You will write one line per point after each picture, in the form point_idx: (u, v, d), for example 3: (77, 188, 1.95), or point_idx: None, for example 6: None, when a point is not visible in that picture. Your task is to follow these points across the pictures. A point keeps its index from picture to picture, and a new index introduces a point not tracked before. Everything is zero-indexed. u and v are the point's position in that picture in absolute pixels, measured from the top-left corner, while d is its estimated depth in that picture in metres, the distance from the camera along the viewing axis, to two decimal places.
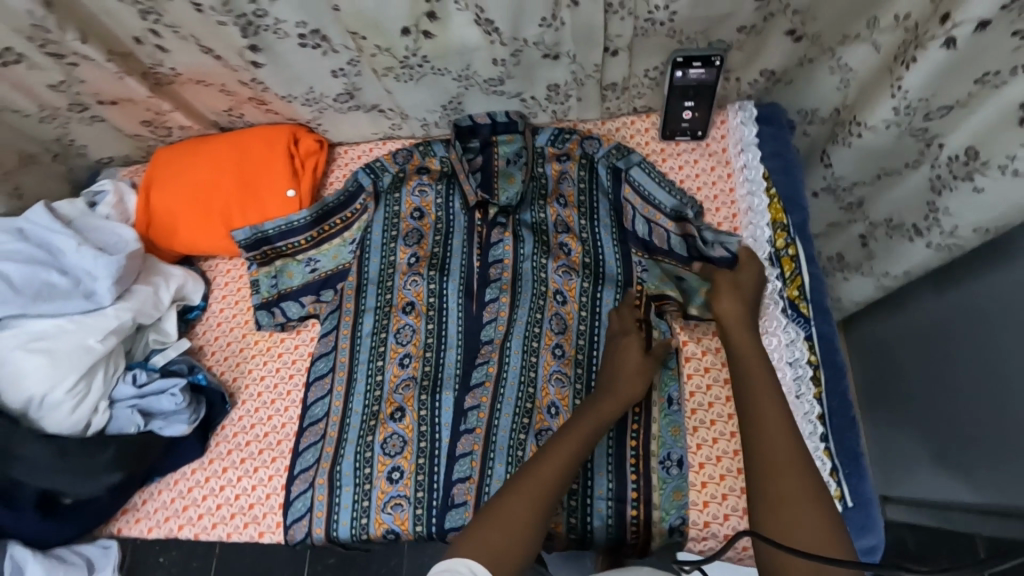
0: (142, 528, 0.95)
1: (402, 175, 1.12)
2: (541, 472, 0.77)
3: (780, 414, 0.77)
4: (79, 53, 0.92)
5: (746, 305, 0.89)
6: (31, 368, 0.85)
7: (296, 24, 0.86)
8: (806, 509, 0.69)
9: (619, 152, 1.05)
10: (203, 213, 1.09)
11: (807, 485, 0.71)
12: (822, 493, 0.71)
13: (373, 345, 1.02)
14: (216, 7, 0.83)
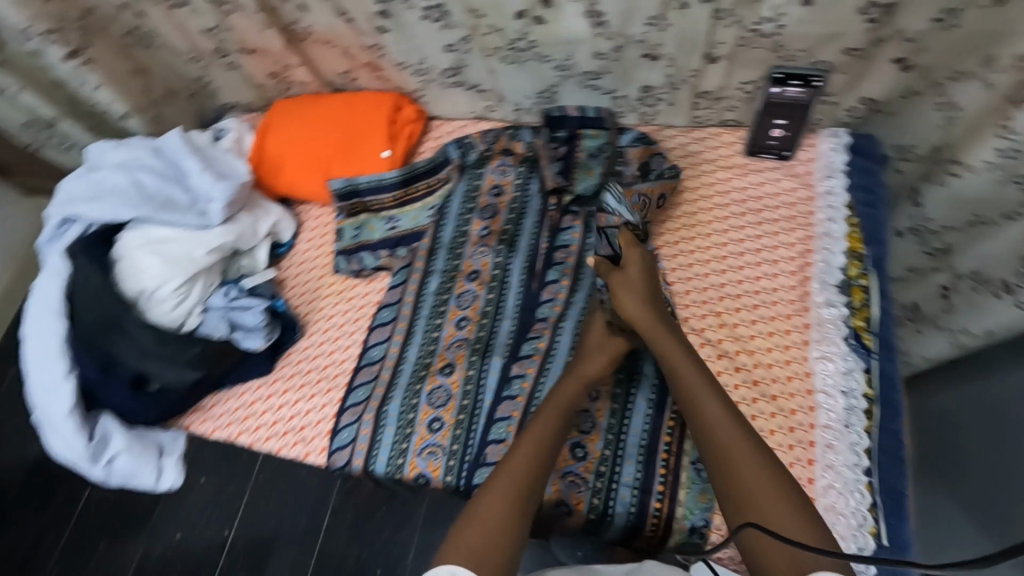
0: (206, 428, 1.04)
1: (488, 155, 1.19)
2: (514, 466, 0.78)
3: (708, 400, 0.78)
4: (235, 2, 1.06)
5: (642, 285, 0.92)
6: (148, 266, 0.97)
7: None
8: (772, 499, 0.68)
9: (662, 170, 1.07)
10: (307, 160, 1.20)
11: (763, 466, 0.71)
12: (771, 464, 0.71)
13: (436, 304, 1.09)
14: None
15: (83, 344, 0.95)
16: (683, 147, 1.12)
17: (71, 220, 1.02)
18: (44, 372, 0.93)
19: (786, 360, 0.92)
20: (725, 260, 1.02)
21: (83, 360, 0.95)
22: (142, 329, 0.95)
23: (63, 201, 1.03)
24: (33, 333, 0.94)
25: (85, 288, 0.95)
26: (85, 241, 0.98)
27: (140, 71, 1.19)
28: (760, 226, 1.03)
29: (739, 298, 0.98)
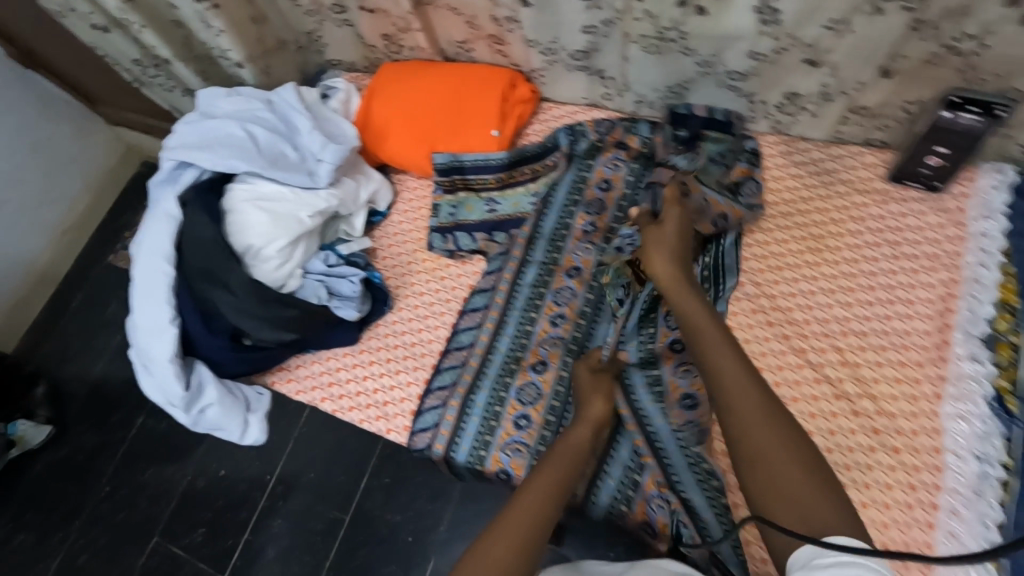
0: (291, 388, 1.05)
1: (601, 145, 1.13)
2: (529, 495, 0.72)
3: (732, 354, 0.75)
4: None
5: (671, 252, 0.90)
6: (256, 221, 0.96)
7: None
8: (781, 451, 0.66)
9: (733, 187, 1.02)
10: (413, 130, 1.17)
11: (785, 430, 0.67)
12: (784, 420, 0.68)
13: (531, 297, 1.05)
14: None
15: (188, 291, 0.95)
16: (818, 163, 1.03)
17: (183, 165, 1.01)
18: (150, 313, 0.93)
19: (914, 412, 0.85)
20: (853, 293, 0.94)
21: (187, 307, 0.95)
22: (244, 285, 0.94)
23: (177, 145, 1.02)
24: (142, 274, 0.95)
25: (196, 235, 0.94)
26: (198, 188, 0.98)
27: (259, 20, 1.16)
28: (899, 261, 0.94)
29: (865, 336, 0.91)
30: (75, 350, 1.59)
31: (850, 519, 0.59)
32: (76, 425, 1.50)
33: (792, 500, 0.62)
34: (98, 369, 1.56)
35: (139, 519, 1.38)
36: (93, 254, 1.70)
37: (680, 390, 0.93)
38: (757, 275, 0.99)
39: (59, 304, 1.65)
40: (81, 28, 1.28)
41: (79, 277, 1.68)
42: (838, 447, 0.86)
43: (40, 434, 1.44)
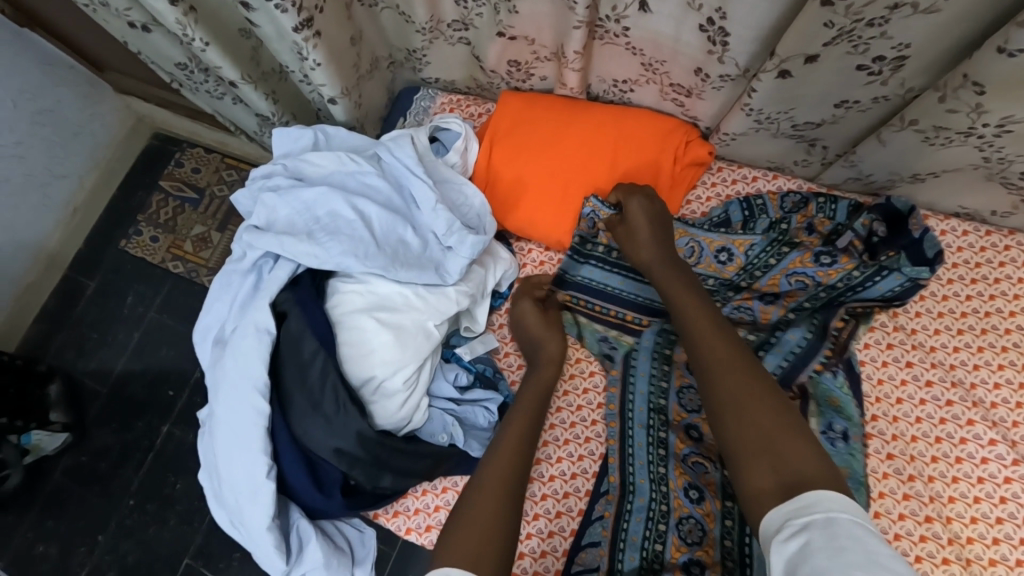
0: (400, 525, 0.85)
1: (786, 226, 0.88)
2: (494, 473, 0.70)
3: (710, 316, 0.73)
4: None
5: (649, 219, 0.84)
6: (377, 345, 0.73)
7: (896, 45, 0.58)
8: (753, 403, 0.63)
9: (789, 239, 0.87)
10: (553, 197, 0.92)
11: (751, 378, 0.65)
12: (757, 371, 0.66)
13: (653, 412, 0.85)
14: (846, 7, 0.54)
15: (290, 432, 0.72)
16: None
17: (272, 254, 0.76)
18: (239, 463, 0.70)
19: None
20: None
21: (285, 453, 0.72)
22: (364, 431, 0.71)
23: (265, 225, 0.77)
24: (227, 408, 0.71)
25: (307, 370, 0.71)
26: (299, 292, 0.73)
27: (357, 38, 0.89)
28: None
29: None
30: (90, 345, 1.42)
31: (821, 465, 0.56)
32: (97, 428, 1.37)
33: (762, 452, 0.59)
34: (119, 369, 1.40)
35: (168, 537, 1.28)
36: (104, 237, 1.50)
37: (686, 477, 0.81)
38: (1008, 429, 0.78)
39: (69, 293, 1.47)
40: (114, 23, 0.99)
41: (89, 263, 1.48)
42: None
43: (56, 441, 1.31)
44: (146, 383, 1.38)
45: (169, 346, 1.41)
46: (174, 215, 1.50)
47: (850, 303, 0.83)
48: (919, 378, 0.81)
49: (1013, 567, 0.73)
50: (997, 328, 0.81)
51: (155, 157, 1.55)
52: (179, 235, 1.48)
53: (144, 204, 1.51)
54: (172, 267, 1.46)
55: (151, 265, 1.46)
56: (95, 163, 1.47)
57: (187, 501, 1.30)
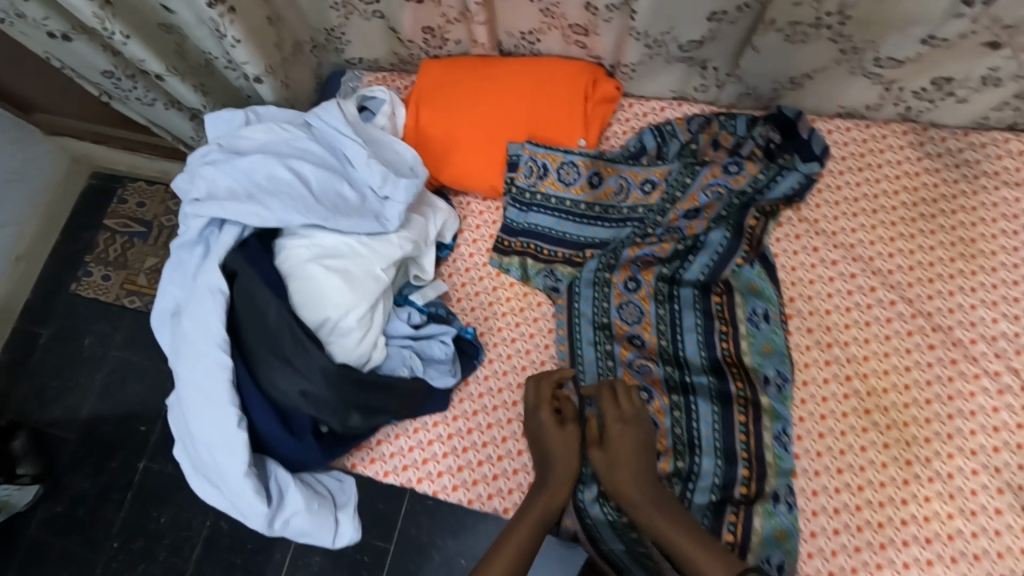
0: (378, 470, 0.90)
1: (695, 146, 0.98)
2: None
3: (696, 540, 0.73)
4: None
5: (634, 448, 0.81)
6: (328, 289, 0.77)
7: None
8: None
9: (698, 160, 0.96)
10: (481, 146, 0.98)
11: None
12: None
13: (597, 319, 0.93)
14: None
15: (256, 385, 0.76)
16: (955, 153, 0.92)
17: (216, 222, 0.80)
18: (209, 420, 0.74)
19: None
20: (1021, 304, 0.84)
21: (253, 404, 0.76)
22: (326, 370, 0.75)
23: (204, 196, 0.80)
24: (191, 369, 0.75)
25: (265, 319, 0.75)
26: (246, 250, 0.77)
27: (274, 20, 0.95)
28: None
29: None
30: (54, 393, 1.41)
31: None
32: (69, 477, 1.35)
33: None
34: (86, 413, 1.39)
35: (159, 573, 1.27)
36: (53, 283, 1.49)
37: (634, 381, 0.89)
38: (905, 290, 0.87)
39: (25, 345, 1.45)
40: (33, 35, 1.01)
41: (42, 311, 1.47)
42: None
43: (27, 495, 1.29)
44: (115, 423, 1.38)
45: (135, 382, 1.41)
46: (123, 251, 1.50)
47: (761, 202, 0.91)
48: (825, 259, 0.90)
49: (925, 406, 0.81)
50: (886, 207, 0.91)
51: (97, 195, 1.56)
52: (132, 270, 1.48)
53: (92, 244, 1.51)
54: (127, 302, 1.46)
55: (105, 303, 1.46)
56: (36, 210, 1.47)
57: (173, 532, 1.30)
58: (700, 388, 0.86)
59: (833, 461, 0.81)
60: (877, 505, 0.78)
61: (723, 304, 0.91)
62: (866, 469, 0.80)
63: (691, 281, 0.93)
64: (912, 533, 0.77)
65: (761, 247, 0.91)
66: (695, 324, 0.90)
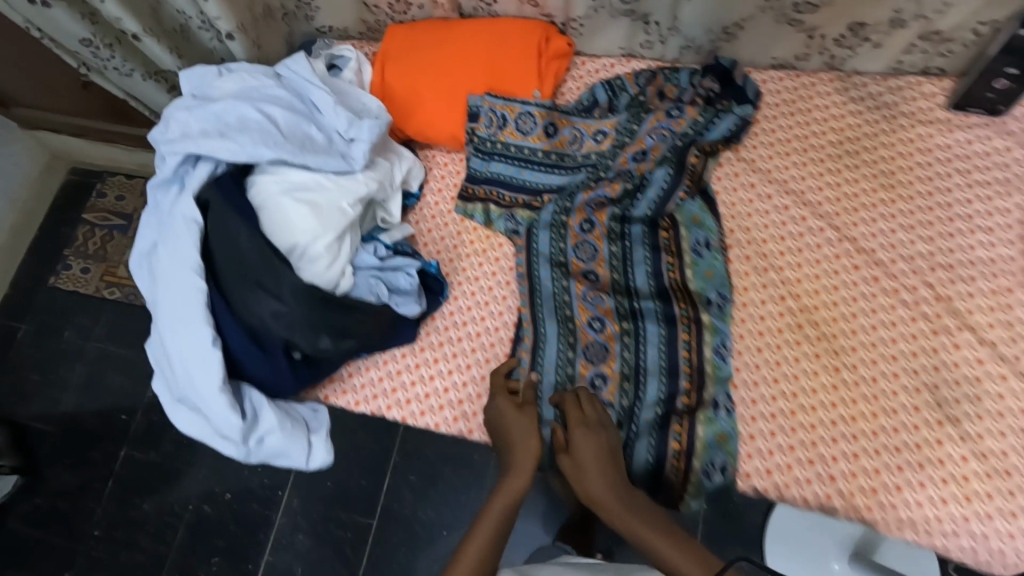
0: (349, 400, 0.95)
1: (642, 98, 1.06)
2: None
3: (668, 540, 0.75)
4: None
5: (600, 453, 0.83)
6: (298, 219, 0.83)
7: None
8: None
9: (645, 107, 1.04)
10: (443, 98, 1.05)
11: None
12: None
13: (553, 255, 1.00)
14: None
15: (229, 309, 0.81)
16: (876, 97, 1.01)
17: (190, 159, 0.85)
18: (185, 338, 0.79)
19: (1011, 338, 0.84)
20: (936, 225, 0.92)
21: (227, 325, 0.81)
22: (298, 291, 0.81)
23: (179, 136, 0.86)
24: (167, 292, 0.80)
25: (236, 246, 0.80)
26: (219, 183, 0.82)
27: None
28: (975, 189, 0.93)
29: (953, 269, 0.89)
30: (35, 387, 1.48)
31: None
32: (50, 469, 1.42)
33: None
34: (66, 406, 1.45)
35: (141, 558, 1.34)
36: (35, 280, 1.56)
37: (588, 313, 0.96)
38: (833, 218, 0.95)
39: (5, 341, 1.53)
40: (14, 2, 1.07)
41: (20, 307, 1.54)
42: (945, 382, 0.84)
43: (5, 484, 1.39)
44: (94, 416, 1.45)
45: (114, 372, 1.48)
46: (103, 244, 1.57)
47: (700, 142, 1.00)
48: (761, 194, 0.98)
49: (851, 319, 0.89)
50: (816, 146, 0.99)
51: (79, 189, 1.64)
52: (113, 262, 1.55)
53: (72, 238, 1.59)
54: (108, 294, 1.54)
55: (85, 295, 1.53)
56: (14, 205, 1.55)
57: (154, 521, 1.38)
58: (647, 312, 0.94)
59: (769, 372, 0.89)
60: (809, 408, 0.86)
61: (670, 237, 0.98)
62: (799, 376, 0.88)
63: (640, 216, 1.00)
64: (840, 431, 0.84)
65: (702, 183, 0.99)
66: (645, 258, 0.98)
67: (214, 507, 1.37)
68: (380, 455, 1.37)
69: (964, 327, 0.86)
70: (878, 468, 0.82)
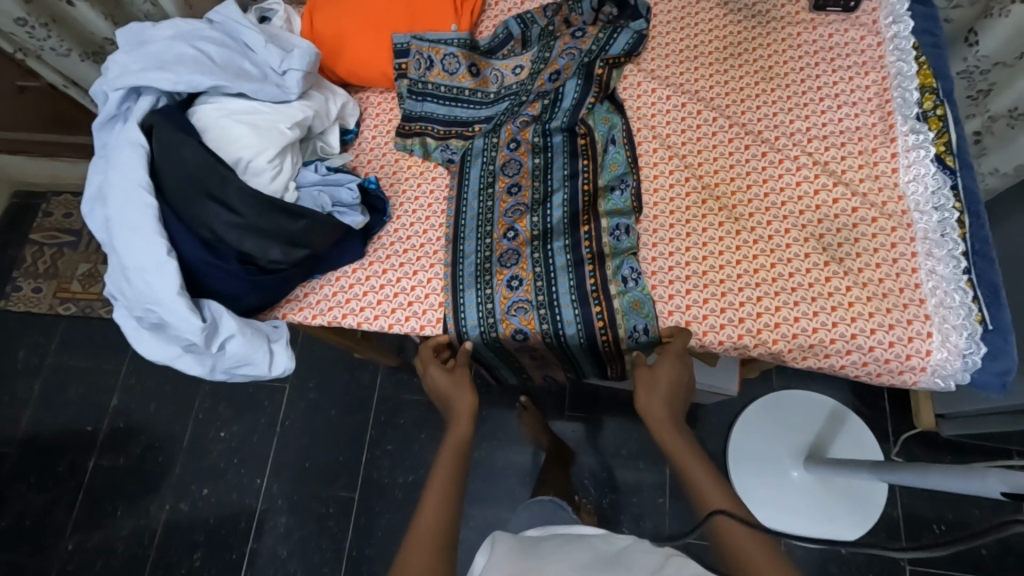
0: (307, 315, 1.02)
1: (551, 28, 1.18)
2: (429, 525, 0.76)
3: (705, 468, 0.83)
4: None
5: (671, 383, 0.93)
6: (239, 138, 0.91)
7: None
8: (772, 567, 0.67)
9: (553, 35, 1.16)
10: (370, 40, 1.14)
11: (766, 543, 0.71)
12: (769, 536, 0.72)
13: (484, 176, 1.10)
14: None
15: (181, 221, 0.88)
16: (750, 7, 1.16)
17: (131, 93, 0.92)
18: (139, 249, 0.85)
19: (879, 187, 0.98)
20: (808, 105, 1.06)
21: (181, 237, 0.88)
22: (244, 201, 0.88)
23: (118, 73, 0.92)
24: (119, 210, 0.86)
25: (183, 163, 0.87)
26: (161, 110, 0.90)
27: None
28: (840, 72, 1.07)
29: (825, 139, 1.03)
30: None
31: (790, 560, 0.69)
32: (14, 488, 1.76)
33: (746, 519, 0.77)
34: (27, 424, 1.81)
35: (118, 563, 1.66)
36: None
37: (505, 225, 1.06)
38: (725, 110, 1.09)
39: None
40: None
41: None
42: (828, 230, 0.97)
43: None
44: (58, 433, 1.80)
45: (74, 385, 1.85)
46: (54, 262, 2.00)
47: (603, 55, 1.10)
48: (663, 96, 1.10)
49: (747, 190, 1.02)
50: (705, 53, 1.13)
51: (20, 208, 2.07)
52: (64, 278, 1.97)
53: (21, 259, 2.00)
54: (63, 309, 1.93)
55: (41, 312, 1.93)
56: None
57: (125, 518, 1.71)
58: (554, 206, 1.06)
59: (682, 244, 1.00)
60: (718, 268, 0.98)
61: (585, 136, 1.08)
62: (708, 243, 0.99)
63: (558, 126, 1.09)
64: (745, 282, 0.96)
65: (608, 91, 1.11)
66: (563, 163, 1.08)
67: (188, 504, 1.71)
68: (357, 434, 1.75)
69: (838, 183, 0.99)
70: (779, 306, 0.94)
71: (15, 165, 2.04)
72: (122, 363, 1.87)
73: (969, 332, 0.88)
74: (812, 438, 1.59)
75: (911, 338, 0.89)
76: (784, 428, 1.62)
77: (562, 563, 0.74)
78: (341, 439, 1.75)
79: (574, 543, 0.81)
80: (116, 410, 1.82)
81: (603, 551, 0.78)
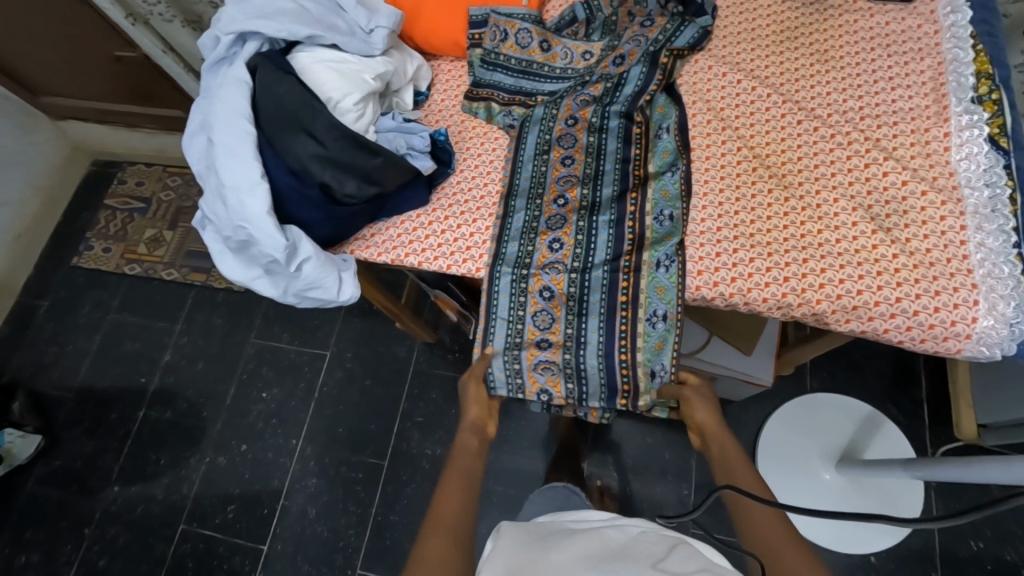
0: (372, 253, 1.10)
1: (615, 18, 1.26)
2: (438, 521, 0.79)
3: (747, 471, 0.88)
4: None
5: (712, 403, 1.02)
6: (330, 82, 1.02)
7: None
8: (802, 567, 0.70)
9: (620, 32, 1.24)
10: (447, 8, 1.24)
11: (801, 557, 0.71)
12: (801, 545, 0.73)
13: (539, 145, 1.16)
14: None
15: (274, 151, 0.98)
16: None
17: (238, 39, 1.04)
18: (238, 171, 0.95)
19: (930, 164, 1.01)
20: (861, 87, 1.10)
21: (273, 165, 0.97)
22: (329, 135, 0.97)
23: (226, 20, 1.03)
24: (221, 136, 0.96)
25: (282, 100, 0.97)
26: (263, 53, 1.00)
27: None
28: (895, 56, 1.11)
29: (879, 117, 1.06)
30: (53, 359, 1.99)
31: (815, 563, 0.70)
32: (67, 433, 1.89)
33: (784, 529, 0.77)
34: (84, 374, 1.95)
35: (157, 510, 1.76)
36: (68, 278, 2.10)
37: (556, 192, 1.13)
38: (780, 89, 1.13)
39: (36, 332, 2.03)
40: None
41: (49, 286, 2.09)
42: (876, 201, 1.00)
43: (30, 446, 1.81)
44: (113, 383, 1.94)
45: (132, 340, 1.99)
46: (123, 225, 2.16)
47: (669, 45, 1.16)
48: (719, 73, 1.16)
49: (797, 163, 1.06)
50: (761, 36, 1.19)
51: (97, 174, 2.27)
52: (131, 241, 2.13)
53: (95, 221, 2.18)
54: (127, 269, 2.09)
55: (108, 270, 2.09)
56: (42, 194, 2.14)
57: (165, 467, 1.82)
58: (606, 179, 1.12)
59: (731, 207, 1.05)
60: (765, 232, 1.02)
61: (641, 122, 1.14)
62: (756, 208, 1.04)
63: (620, 109, 1.15)
64: (792, 246, 0.99)
65: (671, 81, 1.17)
66: (616, 143, 1.14)
67: (226, 458, 1.81)
68: (391, 404, 1.82)
69: (889, 159, 1.02)
70: (824, 268, 0.97)
71: (98, 136, 2.23)
72: (176, 322, 2.00)
73: (1015, 304, 0.89)
74: (845, 442, 1.58)
75: (957, 305, 0.90)
76: (816, 429, 1.61)
77: (562, 553, 0.71)
78: (376, 407, 1.82)
79: (582, 530, 0.77)
80: (168, 365, 1.94)
81: (609, 540, 0.74)
